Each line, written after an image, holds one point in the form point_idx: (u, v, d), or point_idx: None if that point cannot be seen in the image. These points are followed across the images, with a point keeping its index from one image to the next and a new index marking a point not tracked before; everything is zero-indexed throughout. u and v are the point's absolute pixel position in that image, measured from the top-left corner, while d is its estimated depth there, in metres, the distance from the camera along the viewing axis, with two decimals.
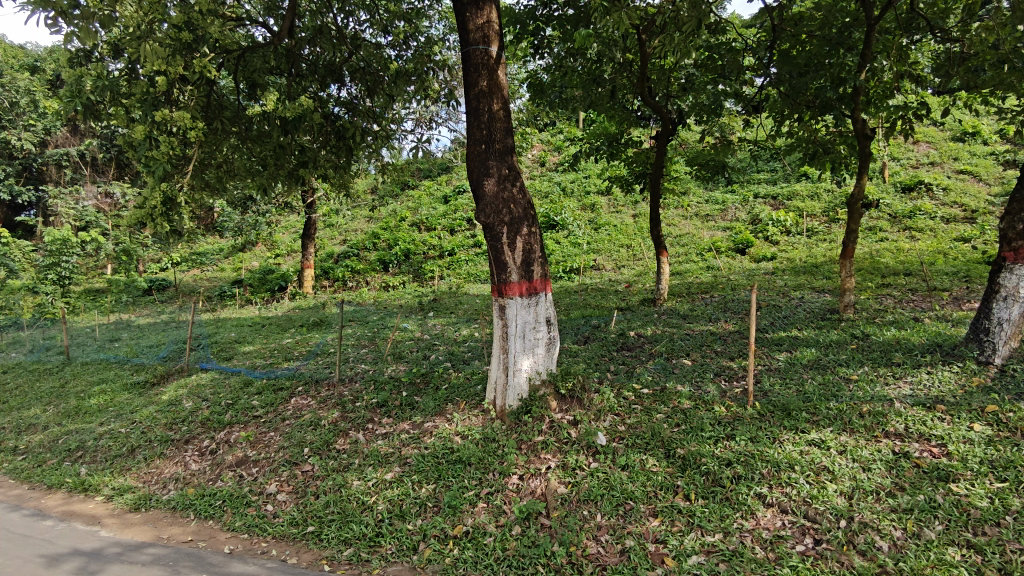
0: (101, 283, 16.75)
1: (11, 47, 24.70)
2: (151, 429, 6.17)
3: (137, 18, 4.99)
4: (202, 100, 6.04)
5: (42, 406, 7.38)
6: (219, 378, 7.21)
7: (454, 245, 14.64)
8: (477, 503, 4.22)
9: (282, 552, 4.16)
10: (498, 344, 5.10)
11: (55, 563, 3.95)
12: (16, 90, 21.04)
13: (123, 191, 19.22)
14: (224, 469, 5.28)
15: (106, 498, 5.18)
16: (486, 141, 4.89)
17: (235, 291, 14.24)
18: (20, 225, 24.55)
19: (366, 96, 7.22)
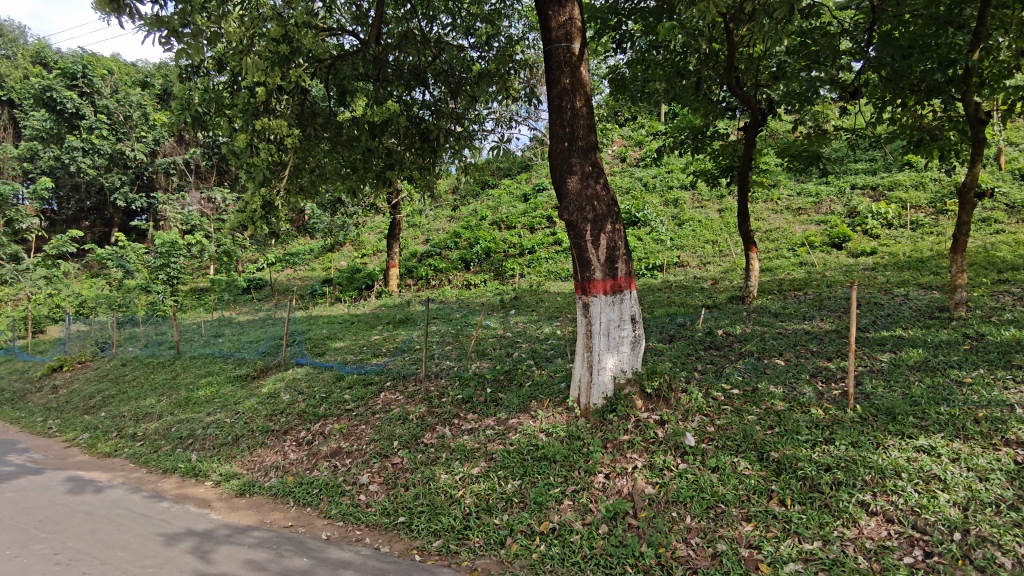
0: (205, 283, 17.92)
1: (124, 65, 26.80)
2: (252, 419, 6.56)
3: (239, 34, 5.29)
4: (296, 108, 6.33)
5: (156, 397, 7.99)
6: (313, 372, 7.57)
7: (534, 243, 14.70)
8: (563, 501, 4.22)
9: (376, 540, 4.31)
10: (582, 342, 5.09)
11: (173, 542, 4.26)
12: (130, 104, 23.28)
13: (224, 196, 20.51)
14: (320, 459, 5.54)
15: (214, 483, 5.55)
16: (569, 139, 4.87)
17: (325, 290, 14.88)
18: (134, 230, 26.68)
19: (450, 98, 7.35)
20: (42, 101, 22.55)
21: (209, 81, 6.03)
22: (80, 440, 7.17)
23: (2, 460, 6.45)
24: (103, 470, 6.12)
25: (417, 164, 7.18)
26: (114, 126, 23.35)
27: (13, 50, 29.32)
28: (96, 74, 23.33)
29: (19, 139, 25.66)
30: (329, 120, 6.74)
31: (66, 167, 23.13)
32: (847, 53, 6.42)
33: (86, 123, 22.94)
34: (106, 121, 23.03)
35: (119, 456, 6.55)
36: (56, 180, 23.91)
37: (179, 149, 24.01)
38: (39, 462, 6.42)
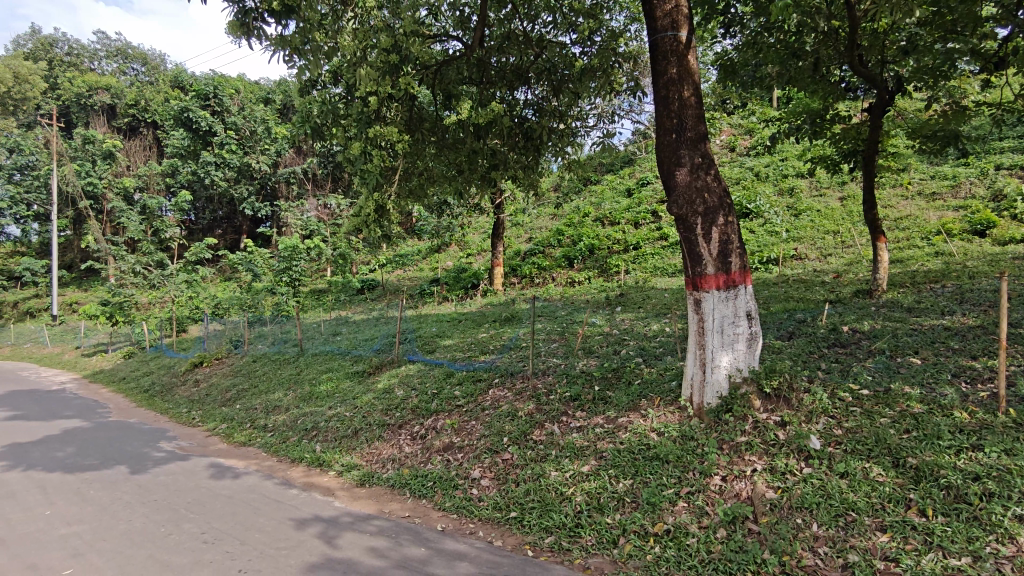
0: (324, 284, 19.03)
1: (249, 83, 28.88)
2: (370, 414, 6.88)
3: (354, 47, 5.56)
4: (405, 115, 6.57)
5: (283, 391, 8.57)
6: (425, 369, 7.82)
7: (639, 238, 14.43)
8: (678, 502, 4.11)
9: (489, 534, 4.39)
10: (694, 339, 4.94)
11: (303, 527, 4.56)
12: (255, 120, 25.21)
13: (339, 202, 21.68)
14: (434, 453, 5.73)
15: (337, 473, 5.88)
16: (677, 130, 4.73)
17: (434, 289, 15.37)
18: (259, 237, 28.75)
19: (553, 96, 7.34)
20: (181, 121, 25.05)
21: (326, 94, 6.40)
22: (219, 430, 7.84)
23: (155, 446, 7.18)
24: (240, 457, 6.65)
25: (521, 163, 7.23)
26: (242, 140, 25.33)
27: (156, 76, 32.39)
28: (225, 94, 25.36)
29: (162, 157, 28.34)
30: (436, 124, 6.94)
31: (201, 181, 25.32)
32: (991, 19, 5.79)
33: (218, 139, 24.98)
34: (235, 136, 25.04)
35: (253, 445, 7.09)
36: (194, 193, 26.24)
37: (298, 159, 25.17)
38: (186, 448, 7.09)
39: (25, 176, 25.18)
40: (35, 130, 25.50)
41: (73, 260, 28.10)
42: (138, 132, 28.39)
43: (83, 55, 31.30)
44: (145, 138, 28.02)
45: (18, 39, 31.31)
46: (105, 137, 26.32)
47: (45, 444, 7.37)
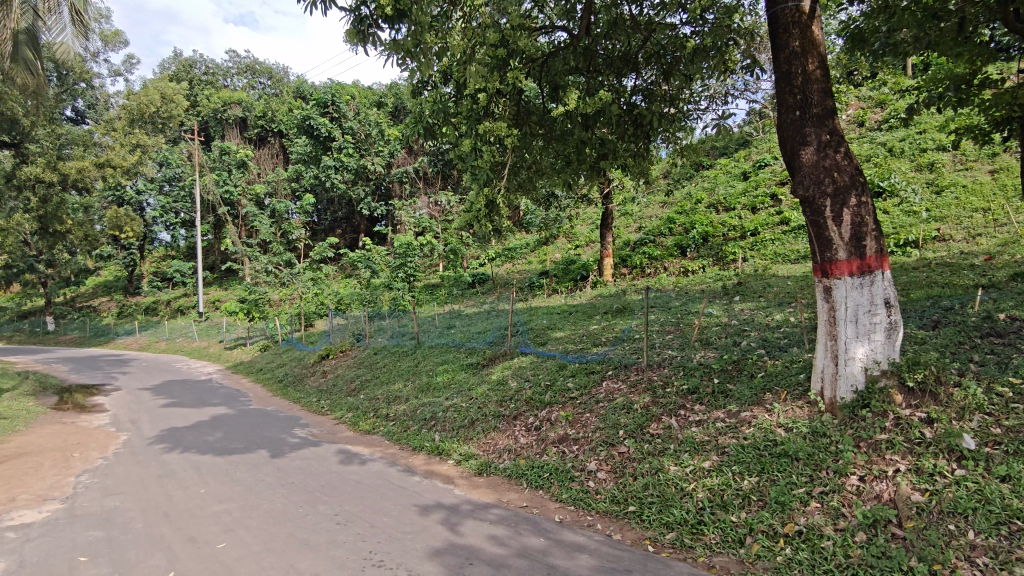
0: (436, 279, 19.64)
1: (363, 88, 30.26)
2: (485, 405, 7.04)
3: (463, 46, 5.66)
4: (513, 109, 6.63)
5: (403, 382, 8.95)
6: (537, 361, 7.88)
7: (757, 224, 13.75)
8: (810, 502, 3.88)
9: (607, 527, 4.35)
10: (825, 329, 4.64)
11: (426, 513, 4.73)
12: (370, 123, 26.37)
13: (449, 199, 22.27)
14: (549, 445, 5.76)
15: (456, 462, 6.07)
16: (801, 107, 4.44)
17: (543, 282, 15.45)
18: (376, 235, 30.09)
19: (662, 80, 7.09)
20: (303, 129, 26.74)
21: (437, 93, 6.59)
22: (346, 418, 8.32)
23: (291, 433, 7.73)
24: (366, 444, 7.02)
25: (630, 151, 7.08)
26: (358, 144, 26.63)
27: (281, 88, 34.73)
28: (342, 101, 26.76)
29: (288, 163, 30.37)
30: (543, 116, 6.92)
31: (323, 184, 26.91)
32: None
33: (337, 144, 26.42)
34: (352, 140, 26.37)
35: (377, 433, 7.46)
36: (316, 196, 27.97)
37: (409, 159, 25.99)
38: (318, 435, 7.58)
39: (173, 187, 27.87)
40: (180, 145, 28.15)
41: (215, 262, 30.85)
42: (267, 141, 30.58)
43: (217, 74, 34.10)
44: (272, 146, 30.15)
45: (164, 62, 34.63)
46: (239, 147, 28.58)
47: (197, 428, 8.16)
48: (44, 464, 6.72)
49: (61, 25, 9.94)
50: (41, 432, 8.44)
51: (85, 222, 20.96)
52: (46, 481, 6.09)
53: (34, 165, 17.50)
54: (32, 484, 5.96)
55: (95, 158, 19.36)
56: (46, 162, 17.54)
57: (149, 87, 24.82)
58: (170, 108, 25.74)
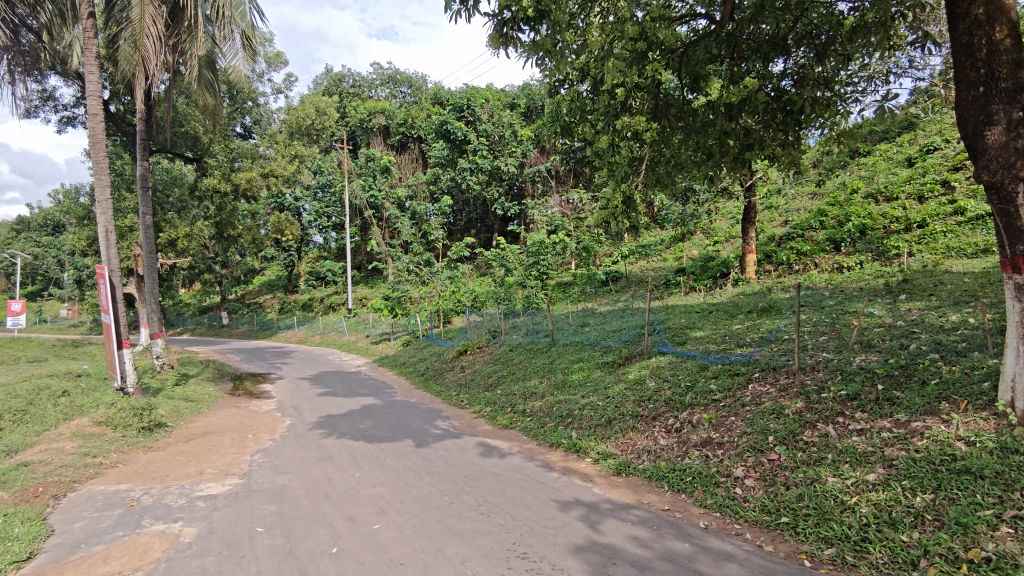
0: (569, 277, 19.68)
1: (497, 91, 30.94)
2: (623, 404, 6.95)
3: (602, 41, 5.62)
4: (651, 103, 6.57)
5: (539, 378, 9.08)
6: (677, 361, 7.65)
7: (925, 214, 12.42)
8: (1000, 527, 3.43)
9: (757, 537, 4.13)
10: (1017, 332, 4.11)
11: (567, 509, 4.75)
12: (503, 125, 26.89)
13: (581, 197, 22.22)
14: (691, 448, 5.58)
15: (594, 460, 6.04)
16: (986, 82, 3.94)
17: (680, 279, 15.01)
18: (509, 234, 30.63)
19: (816, 62, 6.57)
20: (441, 133, 27.91)
21: (574, 90, 6.63)
22: (484, 412, 8.57)
23: (434, 424, 8.11)
24: (504, 438, 7.18)
25: (779, 140, 6.63)
26: (493, 145, 27.25)
27: (420, 96, 36.46)
28: (477, 104, 27.60)
29: (426, 167, 31.83)
30: (683, 108, 6.71)
31: (459, 186, 27.87)
32: None
33: (472, 147, 27.24)
34: (486, 142, 27.05)
35: (514, 428, 7.61)
36: (453, 197, 29.04)
37: (542, 158, 26.22)
38: (458, 428, 7.87)
39: (325, 193, 30.23)
40: (332, 154, 30.43)
41: (362, 262, 33.08)
42: (407, 147, 32.22)
43: (363, 86, 36.49)
44: (412, 152, 31.77)
45: (317, 79, 37.61)
46: (382, 154, 30.41)
47: (350, 416, 8.79)
48: (224, 443, 7.55)
49: (234, 50, 11.08)
50: (221, 414, 9.49)
51: (252, 227, 23.30)
52: (227, 457, 6.84)
53: (212, 177, 19.70)
54: (215, 461, 6.71)
55: (261, 169, 21.43)
56: (221, 174, 19.68)
57: (306, 103, 27.06)
58: (323, 120, 27.90)
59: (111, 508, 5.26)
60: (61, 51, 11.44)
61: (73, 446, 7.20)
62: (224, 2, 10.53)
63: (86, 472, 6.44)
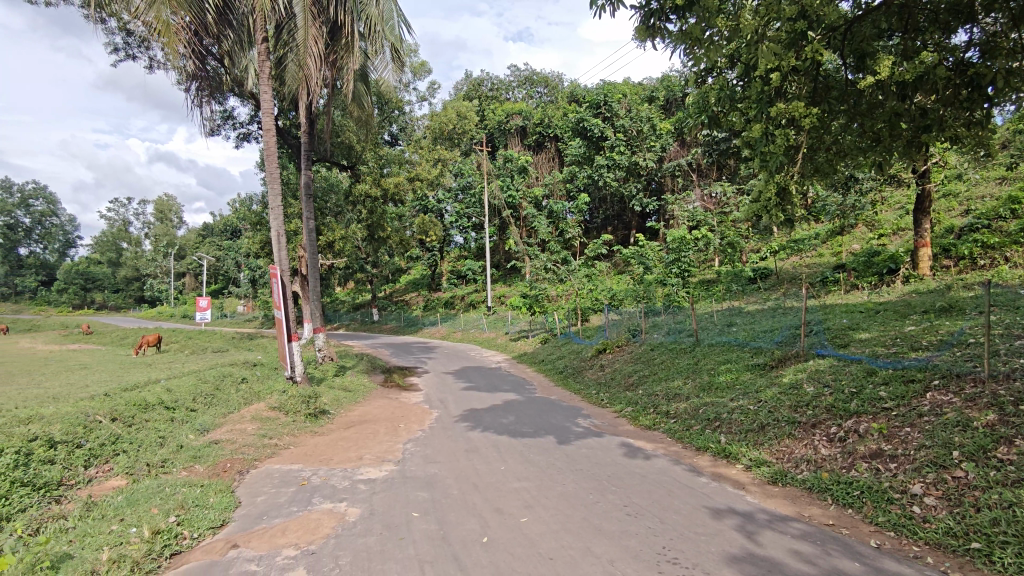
0: (713, 274, 18.88)
1: (635, 85, 30.37)
2: (777, 409, 6.54)
3: (755, 25, 5.31)
4: (809, 87, 6.17)
5: (683, 380, 8.78)
6: (838, 364, 7.08)
7: None
8: None
9: (941, 562, 3.69)
10: None
11: (719, 516, 4.55)
12: (642, 119, 26.30)
13: (725, 190, 21.23)
14: (859, 459, 5.14)
15: (746, 467, 5.74)
16: None
17: (839, 276, 13.89)
18: (647, 230, 29.91)
19: (1010, 29, 5.66)
20: (578, 131, 27.89)
21: (723, 79, 6.41)
22: (626, 412, 8.45)
23: (575, 422, 8.12)
24: (648, 440, 7.02)
25: (961, 119, 5.88)
26: (630, 141, 26.70)
27: (556, 95, 36.69)
28: (614, 100, 27.17)
29: (563, 166, 31.76)
30: (845, 90, 6.20)
31: (596, 183, 27.67)
32: None
33: (609, 143, 26.92)
34: (624, 138, 26.57)
35: (658, 430, 7.41)
36: (590, 195, 28.90)
37: (682, 152, 25.38)
38: (599, 427, 7.82)
39: (466, 195, 31.36)
40: (471, 156, 31.49)
41: (500, 260, 33.95)
42: (544, 146, 32.54)
43: (501, 89, 37.49)
44: (549, 151, 31.84)
45: (457, 85, 39.12)
46: (520, 155, 31.01)
47: (493, 411, 9.04)
48: (379, 431, 8.08)
49: (384, 62, 11.75)
50: (375, 404, 10.17)
51: (399, 229, 24.73)
52: (382, 445, 7.31)
53: (365, 183, 21.15)
54: (373, 447, 7.20)
55: (408, 173, 22.70)
56: (373, 179, 21.04)
57: (448, 108, 28.26)
58: (464, 124, 28.97)
59: (286, 485, 5.82)
60: (239, 74, 12.79)
61: (253, 428, 8.04)
62: (376, 17, 11.25)
63: (264, 451, 7.18)
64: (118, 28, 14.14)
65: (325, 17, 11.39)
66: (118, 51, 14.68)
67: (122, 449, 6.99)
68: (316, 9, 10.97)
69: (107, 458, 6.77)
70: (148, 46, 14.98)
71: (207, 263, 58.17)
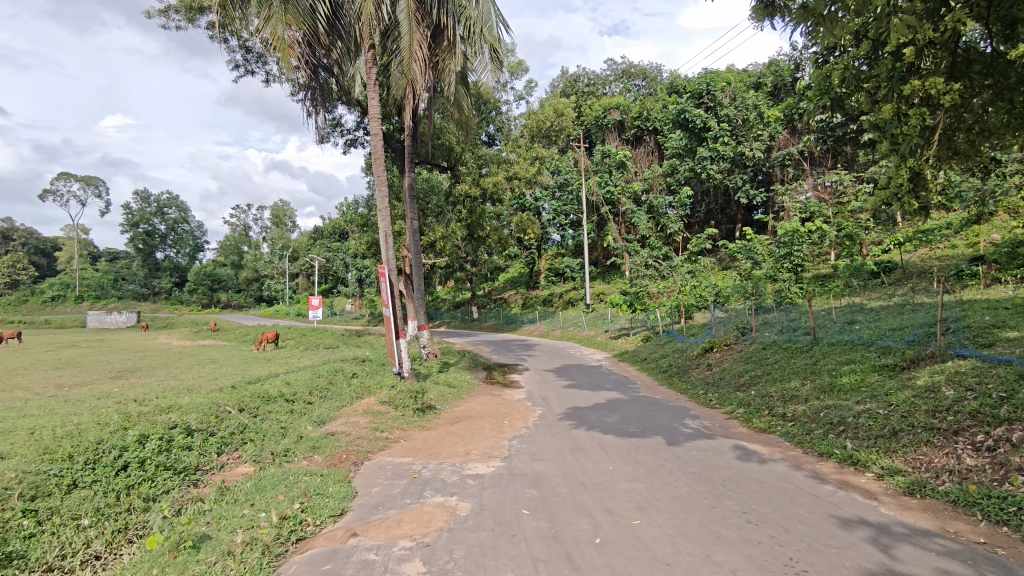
0: (828, 269, 17.77)
1: (739, 72, 29.12)
2: (912, 414, 6.01)
3: None
4: (947, 61, 5.65)
5: (801, 380, 8.29)
6: (983, 366, 6.41)
7: None
8: None
9: None
10: None
11: (850, 528, 4.23)
12: (748, 107, 25.20)
13: (841, 179, 19.92)
14: (1013, 472, 4.61)
15: (877, 476, 5.30)
16: None
17: (977, 270, 12.65)
18: (754, 223, 28.59)
19: None
20: (679, 123, 27.04)
21: (847, 59, 6.03)
22: (738, 414, 8.07)
23: (684, 423, 7.85)
24: (764, 443, 6.67)
25: None
26: (735, 130, 25.60)
27: (655, 87, 35.77)
28: (718, 89, 26.17)
29: (663, 160, 30.96)
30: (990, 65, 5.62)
31: (698, 176, 26.80)
32: None
33: (712, 134, 25.92)
34: (728, 128, 25.49)
35: (774, 433, 7.02)
36: (692, 188, 28.03)
37: (793, 140, 24.19)
38: (710, 428, 7.51)
39: (563, 192, 31.30)
40: (569, 153, 31.42)
41: (599, 257, 33.67)
42: (643, 140, 31.85)
43: (598, 84, 37.25)
44: (648, 145, 31.10)
45: (553, 82, 39.06)
46: (618, 149, 30.52)
47: (598, 410, 8.91)
48: (485, 427, 8.17)
49: (483, 63, 11.94)
50: (479, 400, 10.31)
51: (498, 227, 25.06)
52: (489, 441, 7.37)
53: (465, 183, 21.59)
54: (479, 443, 7.28)
55: (506, 172, 22.96)
56: (472, 180, 21.39)
57: (546, 106, 28.36)
58: (562, 121, 28.93)
59: (398, 478, 6.00)
60: (347, 82, 13.37)
61: (366, 421, 8.37)
62: (476, 19, 11.47)
63: (376, 444, 7.45)
64: (239, 46, 15.19)
65: (428, 22, 11.65)
66: (238, 67, 15.76)
67: (249, 438, 7.49)
68: (419, 14, 11.25)
69: (236, 446, 7.28)
70: (264, 61, 15.97)
71: (319, 264, 61.56)
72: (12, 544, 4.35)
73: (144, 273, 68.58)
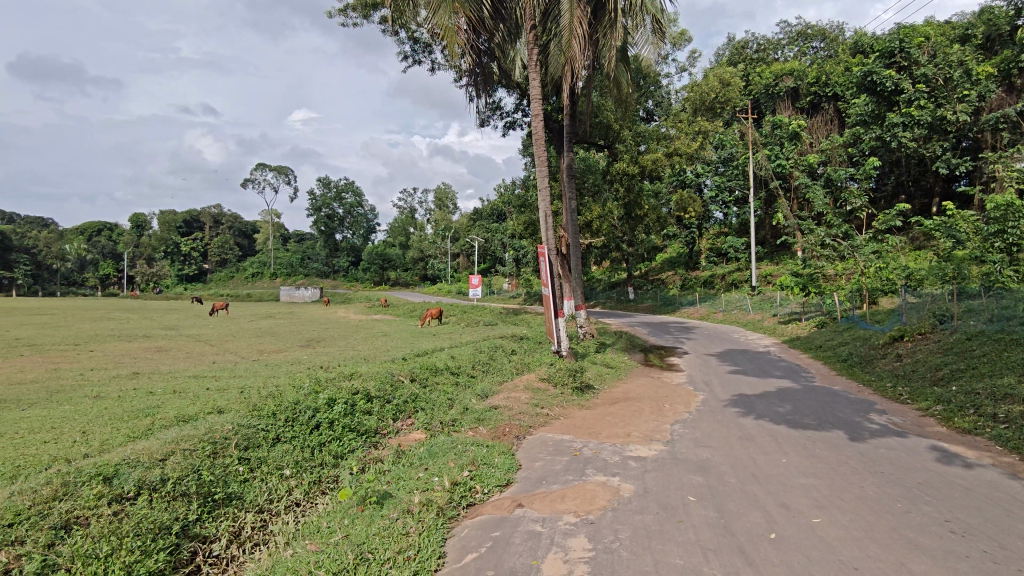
0: None
1: (941, 25, 25.69)
2: None
3: None
4: None
5: (1018, 377, 7.20)
6: None
7: None
8: None
9: None
10: None
11: None
12: (951, 64, 22.17)
13: None
14: None
15: None
16: None
17: None
18: (955, 197, 25.17)
19: None
20: (865, 87, 24.45)
21: None
22: (935, 411, 7.19)
23: (869, 417, 7.16)
24: (968, 446, 5.89)
25: None
26: (935, 91, 22.63)
27: (835, 48, 32.53)
28: (913, 45, 23.17)
29: (843, 128, 28.16)
30: None
31: (887, 145, 24.11)
32: None
33: (906, 97, 23.13)
34: (926, 90, 22.60)
35: (982, 436, 6.17)
36: (879, 159, 25.27)
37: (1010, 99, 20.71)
38: (901, 425, 6.78)
39: (727, 167, 29.72)
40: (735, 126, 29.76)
41: (767, 237, 31.65)
42: (820, 108, 29.24)
43: (769, 49, 34.79)
44: (826, 113, 28.42)
45: (719, 51, 37.03)
46: (791, 119, 28.31)
47: (768, 398, 8.39)
48: (644, 409, 8.04)
49: (645, 36, 11.74)
50: (638, 382, 10.17)
51: (657, 206, 24.40)
52: (650, 424, 7.24)
53: (623, 161, 21.25)
54: (640, 425, 7.18)
55: (667, 149, 22.22)
56: (631, 157, 20.99)
57: (710, 77, 27.05)
58: (728, 91, 27.35)
59: (561, 454, 6.11)
60: (507, 64, 13.64)
61: (527, 397, 8.61)
62: None
63: (537, 419, 7.63)
64: (408, 37, 16.09)
65: None
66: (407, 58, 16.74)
67: (421, 407, 8.03)
68: None
69: (410, 413, 7.84)
70: (430, 50, 16.78)
71: (479, 244, 64.18)
72: (233, 486, 5.05)
73: (326, 253, 75.75)
